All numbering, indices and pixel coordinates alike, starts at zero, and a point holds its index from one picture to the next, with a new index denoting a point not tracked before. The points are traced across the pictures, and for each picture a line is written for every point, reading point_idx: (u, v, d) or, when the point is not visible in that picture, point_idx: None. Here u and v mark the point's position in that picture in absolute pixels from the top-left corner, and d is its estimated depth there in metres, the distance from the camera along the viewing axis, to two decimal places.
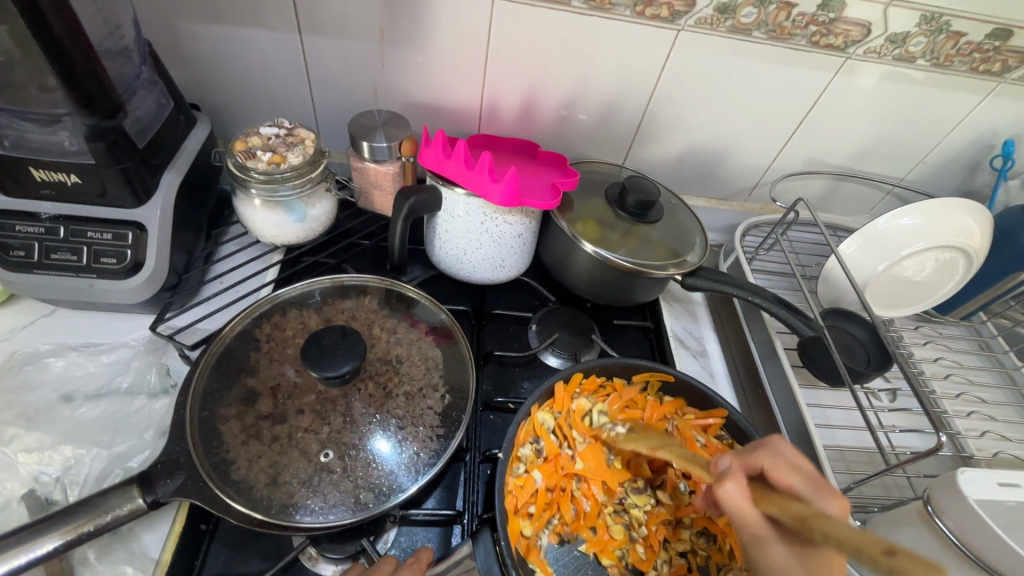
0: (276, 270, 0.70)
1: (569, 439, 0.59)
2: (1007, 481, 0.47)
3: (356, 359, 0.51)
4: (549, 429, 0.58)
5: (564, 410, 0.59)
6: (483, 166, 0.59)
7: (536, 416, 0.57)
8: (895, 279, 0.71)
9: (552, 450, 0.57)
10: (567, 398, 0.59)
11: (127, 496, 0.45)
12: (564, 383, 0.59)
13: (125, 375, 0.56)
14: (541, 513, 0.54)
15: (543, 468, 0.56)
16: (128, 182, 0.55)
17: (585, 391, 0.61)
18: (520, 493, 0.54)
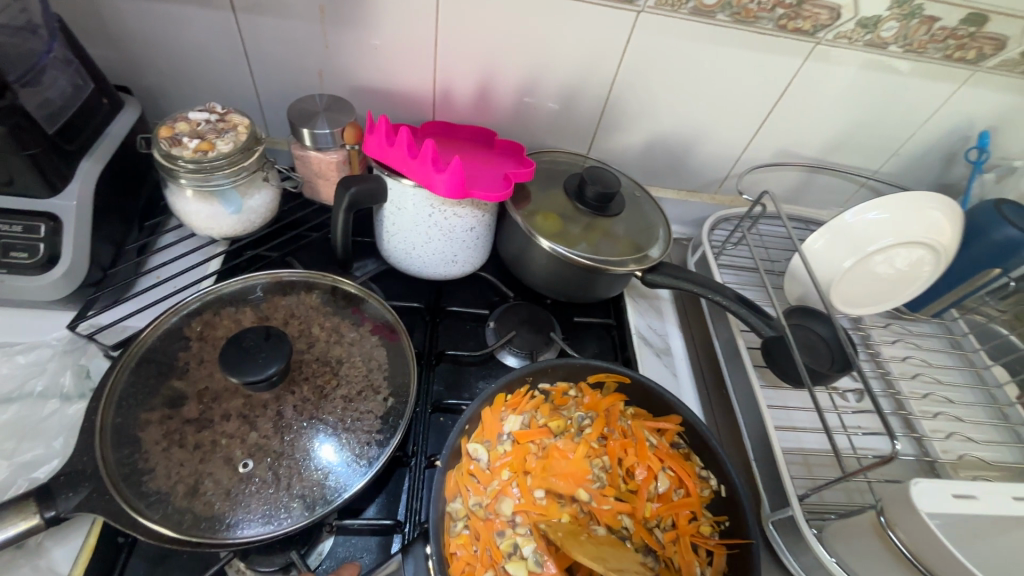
0: (217, 263, 0.66)
1: (504, 471, 0.54)
2: (961, 492, 0.44)
3: (281, 361, 0.47)
4: (480, 464, 0.54)
5: (494, 436, 0.56)
6: (426, 155, 0.55)
7: (463, 451, 0.52)
8: (867, 278, 0.67)
9: (484, 490, 0.53)
10: (495, 424, 0.56)
11: (23, 512, 0.42)
12: (491, 406, 0.55)
13: (38, 378, 0.52)
14: None
15: (485, 515, 0.51)
16: (38, 169, 0.51)
17: (513, 409, 0.58)
18: (468, 556, 0.49)
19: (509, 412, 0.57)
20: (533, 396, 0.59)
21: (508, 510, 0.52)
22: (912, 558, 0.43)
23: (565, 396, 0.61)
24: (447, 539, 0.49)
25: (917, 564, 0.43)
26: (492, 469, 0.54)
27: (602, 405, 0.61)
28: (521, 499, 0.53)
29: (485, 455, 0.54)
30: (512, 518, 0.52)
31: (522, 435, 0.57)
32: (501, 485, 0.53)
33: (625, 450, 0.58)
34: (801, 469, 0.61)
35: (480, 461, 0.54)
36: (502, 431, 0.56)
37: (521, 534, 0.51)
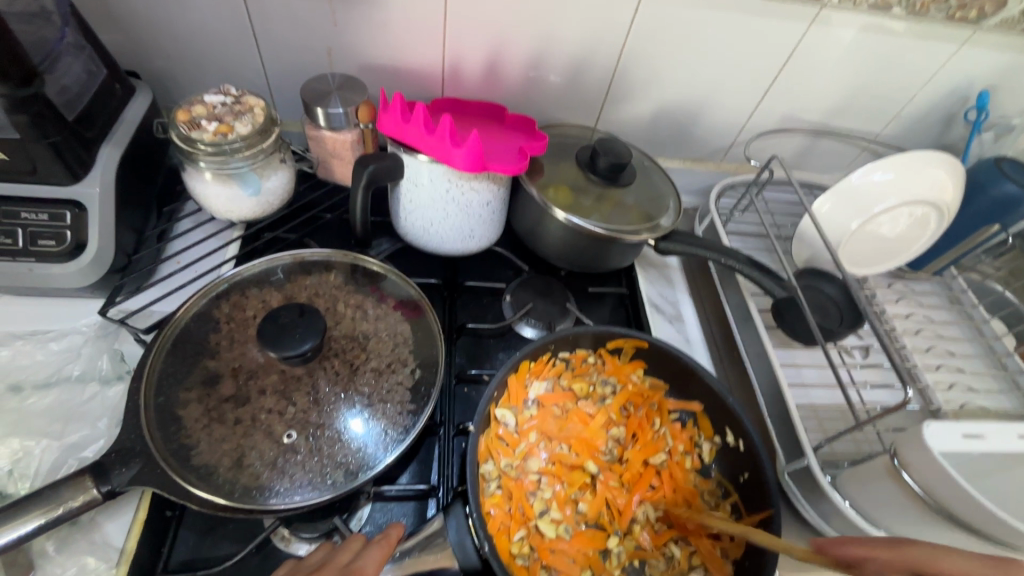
0: (236, 246, 0.66)
1: (531, 434, 0.56)
2: (971, 432, 0.47)
3: (316, 336, 0.48)
4: (509, 429, 0.55)
5: (520, 402, 0.57)
6: (444, 130, 0.56)
7: (492, 417, 0.54)
8: (872, 237, 0.69)
9: (514, 452, 0.55)
10: (520, 390, 0.57)
11: (79, 487, 0.43)
12: (516, 374, 0.56)
13: (75, 364, 0.53)
14: (530, 540, 0.50)
15: (516, 475, 0.53)
16: (60, 157, 0.51)
17: (536, 375, 0.59)
18: (502, 515, 0.50)
19: (533, 378, 0.59)
20: (555, 362, 0.61)
21: (536, 470, 0.55)
22: (925, 495, 0.46)
23: (585, 363, 0.62)
24: (482, 499, 0.50)
25: (930, 501, 0.46)
26: (520, 433, 0.56)
27: (621, 369, 0.63)
28: (548, 460, 0.56)
29: (513, 419, 0.55)
30: (541, 478, 0.54)
31: (546, 400, 0.59)
32: (529, 448, 0.55)
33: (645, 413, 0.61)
34: (812, 423, 0.64)
35: (508, 426, 0.55)
36: (527, 397, 0.58)
37: (550, 493, 0.54)
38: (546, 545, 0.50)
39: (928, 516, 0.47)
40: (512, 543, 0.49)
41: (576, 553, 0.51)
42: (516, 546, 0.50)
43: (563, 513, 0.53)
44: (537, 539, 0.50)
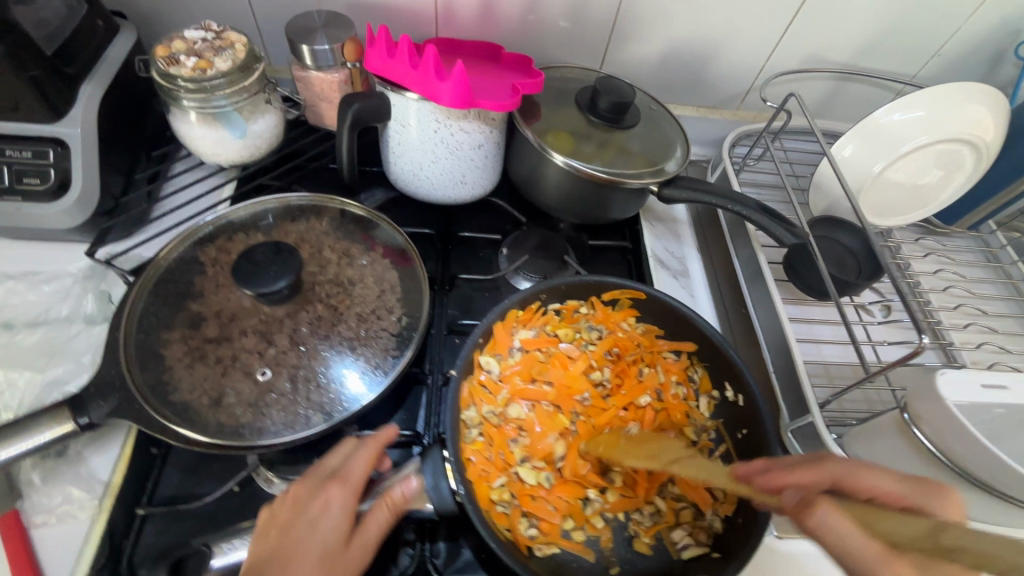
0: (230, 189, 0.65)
1: (517, 382, 0.54)
2: (991, 382, 0.43)
3: (291, 274, 0.46)
4: (492, 376, 0.54)
5: (506, 350, 0.55)
6: (428, 62, 0.52)
7: (475, 363, 0.52)
8: (899, 183, 0.63)
9: (496, 400, 0.53)
10: (506, 338, 0.55)
11: (58, 418, 0.43)
12: (503, 321, 0.55)
13: (63, 304, 0.54)
14: (511, 488, 0.49)
15: (498, 423, 0.52)
16: (40, 92, 0.50)
17: (524, 323, 0.57)
18: (483, 461, 0.49)
19: (520, 327, 0.57)
20: (543, 311, 0.59)
21: (519, 418, 0.53)
22: (940, 454, 0.43)
23: (576, 314, 0.60)
24: (463, 445, 0.49)
25: (945, 459, 0.43)
26: (504, 382, 0.54)
27: (613, 318, 0.60)
28: (533, 409, 0.54)
29: (496, 366, 0.54)
30: (525, 427, 0.53)
31: (533, 348, 0.57)
32: (513, 396, 0.54)
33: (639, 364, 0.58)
34: (821, 380, 0.60)
35: (492, 374, 0.54)
36: (514, 346, 0.56)
37: (533, 442, 0.52)
38: (525, 494, 0.49)
39: (945, 474, 0.44)
40: (492, 489, 0.48)
41: (558, 502, 0.49)
42: (496, 493, 0.49)
43: (545, 462, 0.51)
44: (517, 487, 0.49)
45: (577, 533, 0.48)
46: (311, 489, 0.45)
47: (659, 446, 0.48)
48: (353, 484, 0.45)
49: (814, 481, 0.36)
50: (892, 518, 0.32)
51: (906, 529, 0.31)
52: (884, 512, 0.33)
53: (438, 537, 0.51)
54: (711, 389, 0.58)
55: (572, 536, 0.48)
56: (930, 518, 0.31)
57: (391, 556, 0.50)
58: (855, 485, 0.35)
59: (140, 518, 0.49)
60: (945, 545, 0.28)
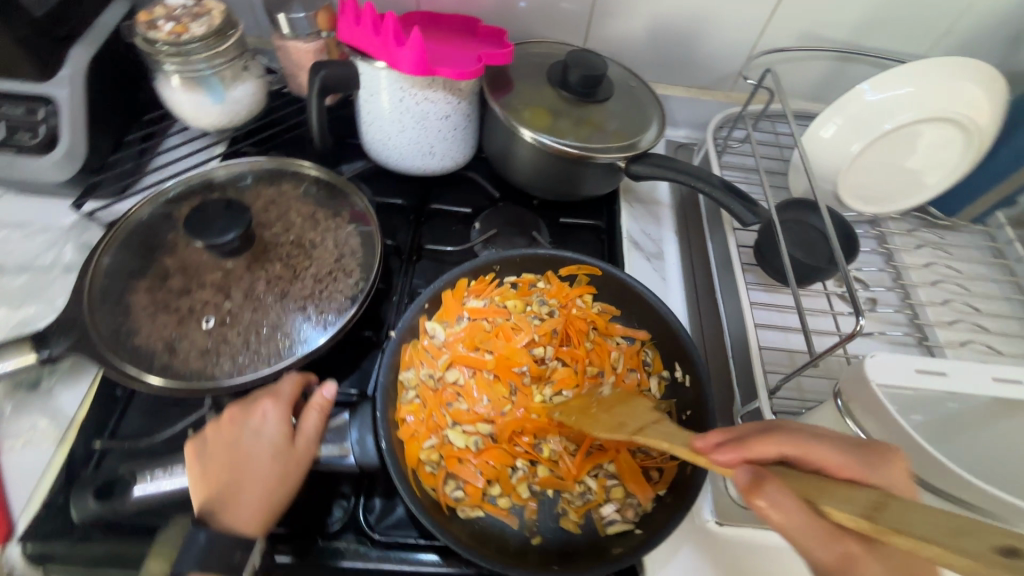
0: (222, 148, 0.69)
1: (462, 349, 0.55)
2: (925, 368, 0.41)
3: (239, 227, 0.49)
4: (436, 342, 0.55)
5: (454, 318, 0.56)
6: (388, 30, 0.53)
7: (420, 328, 0.53)
8: (882, 167, 0.60)
9: (438, 364, 0.54)
10: (455, 306, 0.56)
11: (22, 350, 0.47)
12: (452, 290, 0.55)
13: (48, 253, 0.58)
14: (441, 450, 0.50)
15: (437, 387, 0.53)
16: (30, 52, 0.54)
17: (476, 294, 0.58)
18: (417, 423, 0.50)
19: (472, 297, 0.57)
20: (497, 283, 0.59)
21: (459, 385, 0.54)
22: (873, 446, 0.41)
23: (532, 287, 0.60)
24: (398, 405, 0.50)
25: None
26: (449, 348, 0.55)
27: (569, 294, 0.59)
28: (475, 376, 0.54)
29: (441, 333, 0.55)
30: (464, 394, 0.53)
31: (483, 317, 0.57)
32: (456, 362, 0.54)
33: (592, 342, 0.58)
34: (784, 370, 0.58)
35: (436, 340, 0.55)
36: (464, 314, 0.57)
37: (470, 409, 0.52)
38: (454, 457, 0.49)
39: None
40: (421, 449, 0.49)
41: (485, 467, 0.49)
42: (426, 453, 0.49)
43: (478, 428, 0.51)
44: (447, 449, 0.50)
45: (502, 499, 0.49)
46: (244, 409, 0.47)
47: (630, 411, 0.46)
48: (285, 398, 0.47)
49: (769, 456, 0.34)
50: (841, 496, 0.30)
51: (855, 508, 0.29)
52: (832, 488, 0.31)
53: (375, 494, 0.52)
54: (663, 370, 0.57)
55: (497, 501, 0.49)
56: (873, 495, 0.30)
57: (326, 508, 0.51)
58: (810, 461, 0.34)
59: (100, 451, 0.51)
60: (891, 524, 0.26)
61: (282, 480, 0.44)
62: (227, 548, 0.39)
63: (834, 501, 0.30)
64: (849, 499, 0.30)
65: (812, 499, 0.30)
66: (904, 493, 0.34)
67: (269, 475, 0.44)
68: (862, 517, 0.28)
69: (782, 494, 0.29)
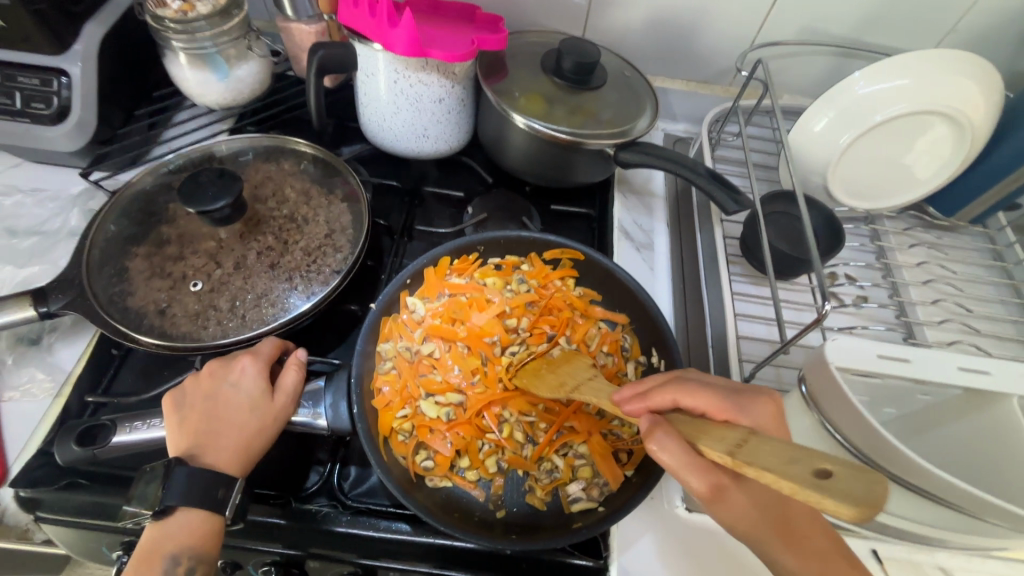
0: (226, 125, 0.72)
1: (442, 324, 0.56)
2: (890, 353, 0.41)
3: (229, 196, 0.51)
4: (416, 317, 0.56)
5: (435, 294, 0.57)
6: (382, 11, 0.55)
7: (399, 302, 0.55)
8: (874, 161, 0.60)
9: (417, 338, 0.55)
10: (437, 283, 0.57)
11: (22, 304, 0.50)
12: (434, 268, 0.57)
13: (56, 218, 0.61)
14: (414, 420, 0.51)
15: (415, 360, 0.54)
16: (45, 25, 0.57)
17: (458, 273, 0.59)
18: (392, 392, 0.51)
19: (454, 274, 0.58)
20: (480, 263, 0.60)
21: (435, 358, 0.55)
22: (844, 438, 0.40)
23: (516, 269, 0.61)
24: (374, 374, 0.51)
25: (848, 444, 0.40)
26: (429, 323, 0.56)
27: (551, 275, 0.60)
28: (453, 350, 0.55)
29: (422, 308, 0.56)
30: (440, 368, 0.54)
31: (464, 295, 0.58)
32: (437, 336, 0.55)
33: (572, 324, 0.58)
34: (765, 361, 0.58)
35: (416, 315, 0.56)
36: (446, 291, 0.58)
37: (444, 381, 0.53)
38: (426, 427, 0.50)
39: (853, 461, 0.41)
40: (394, 418, 0.50)
41: (455, 438, 0.50)
42: (399, 423, 0.51)
43: (450, 400, 0.52)
44: (419, 419, 0.51)
45: (470, 472, 0.50)
46: (223, 366, 0.48)
47: (570, 366, 0.51)
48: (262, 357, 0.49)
49: (664, 404, 0.41)
50: (715, 433, 0.36)
51: (723, 442, 0.35)
52: (711, 427, 0.37)
53: (350, 463, 0.54)
54: (641, 355, 0.57)
55: (465, 473, 0.50)
56: (743, 432, 0.35)
57: (303, 472, 0.53)
58: (694, 404, 0.40)
59: (92, 406, 0.53)
60: (746, 457, 0.32)
61: (260, 430, 0.46)
62: (210, 485, 0.42)
63: (710, 438, 0.36)
64: (723, 434, 0.35)
65: (695, 440, 0.36)
66: (770, 426, 0.40)
67: (246, 425, 0.46)
68: (725, 451, 0.33)
69: (669, 441, 0.36)
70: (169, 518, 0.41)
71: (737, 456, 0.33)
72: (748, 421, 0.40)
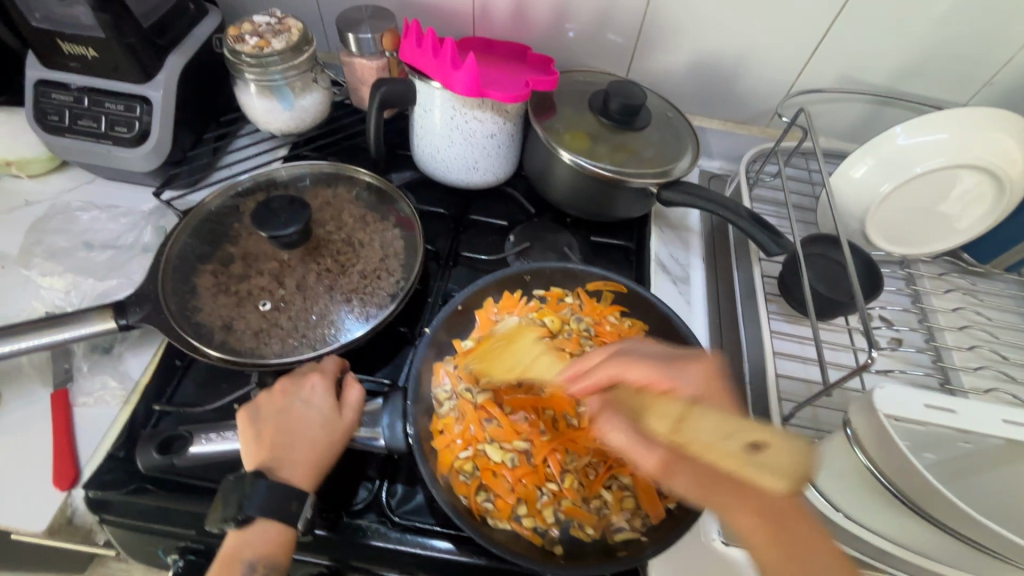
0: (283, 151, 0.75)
1: None
2: (935, 404, 0.42)
3: (299, 223, 0.54)
4: (473, 356, 0.59)
5: (489, 334, 0.61)
6: (446, 54, 0.58)
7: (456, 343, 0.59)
8: (911, 209, 0.61)
9: (475, 377, 0.58)
10: (489, 323, 0.61)
11: (103, 316, 0.53)
12: (480, 308, 0.61)
13: (130, 233, 0.65)
14: (474, 460, 0.53)
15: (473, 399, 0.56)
16: (135, 56, 0.61)
17: (507, 310, 0.62)
18: (453, 433, 0.53)
19: (504, 313, 0.61)
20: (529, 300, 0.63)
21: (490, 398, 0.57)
22: (884, 479, 0.42)
23: (561, 302, 0.64)
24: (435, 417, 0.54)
25: (887, 484, 0.42)
26: None
27: (599, 308, 0.63)
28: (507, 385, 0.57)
29: (477, 347, 0.59)
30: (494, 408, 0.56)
31: None
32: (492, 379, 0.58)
33: None
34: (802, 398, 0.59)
35: (472, 354, 0.59)
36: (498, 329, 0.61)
37: (500, 421, 0.54)
38: (485, 470, 0.52)
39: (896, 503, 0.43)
40: (456, 458, 0.52)
41: (515, 481, 0.51)
42: (460, 463, 0.52)
43: (511, 442, 0.53)
44: (480, 461, 0.52)
45: (528, 519, 0.50)
46: (295, 384, 0.51)
47: (512, 346, 0.56)
48: (330, 377, 0.52)
49: (606, 381, 0.44)
50: (657, 410, 0.40)
51: (701, 426, 0.35)
52: (654, 402, 0.40)
53: (397, 480, 0.56)
54: None
55: (523, 520, 0.50)
56: (679, 407, 0.38)
57: (353, 487, 0.55)
58: (598, 375, 0.45)
59: (157, 414, 0.56)
60: (690, 434, 0.36)
61: (329, 447, 0.49)
62: (286, 498, 0.45)
63: (654, 415, 0.40)
64: (672, 406, 0.39)
65: (679, 427, 0.37)
66: (705, 385, 0.42)
67: (316, 442, 0.48)
68: (669, 429, 0.37)
69: (618, 430, 0.41)
70: (250, 526, 0.44)
71: (681, 437, 0.36)
72: (678, 381, 0.42)
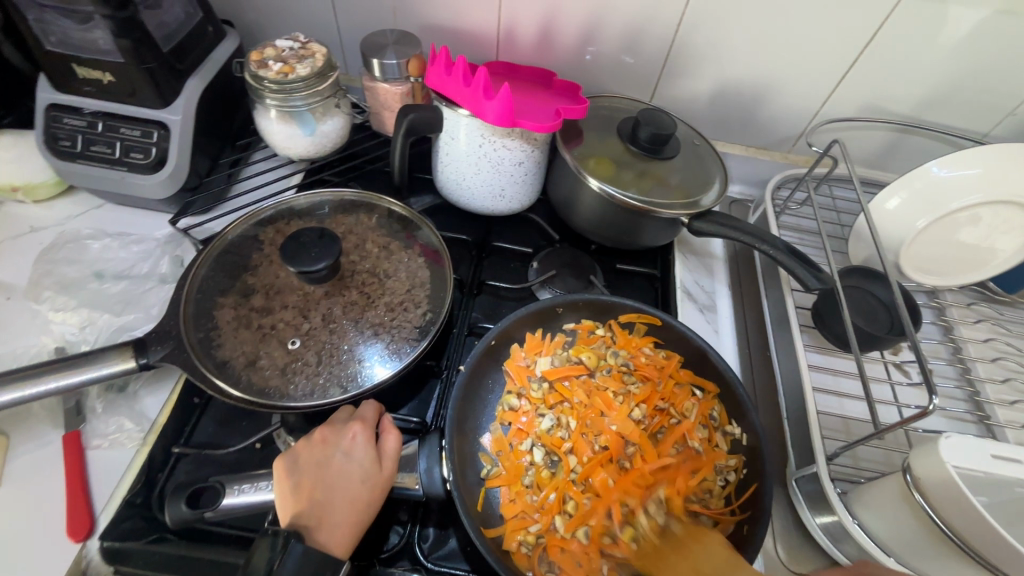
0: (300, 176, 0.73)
1: (534, 408, 0.58)
2: (1001, 454, 0.43)
3: (330, 258, 0.52)
4: (510, 405, 0.58)
5: (524, 380, 0.59)
6: (478, 82, 0.57)
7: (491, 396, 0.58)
8: (945, 240, 0.62)
9: (518, 426, 0.57)
10: (523, 370, 0.59)
11: (122, 356, 0.51)
12: (509, 358, 0.60)
13: (144, 263, 0.63)
14: (535, 529, 0.51)
15: (521, 459, 0.55)
16: (154, 82, 0.59)
17: (537, 353, 0.61)
18: (509, 501, 0.52)
19: (533, 357, 0.60)
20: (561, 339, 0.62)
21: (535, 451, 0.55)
22: (951, 533, 0.41)
23: (593, 335, 0.63)
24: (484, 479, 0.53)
25: (956, 539, 0.41)
26: (524, 411, 0.58)
27: (634, 341, 0.62)
28: (550, 432, 0.56)
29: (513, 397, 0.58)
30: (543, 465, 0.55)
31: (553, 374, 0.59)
32: (530, 422, 0.57)
33: (662, 398, 0.59)
34: (839, 434, 0.58)
35: (511, 403, 0.58)
36: (532, 373, 0.60)
37: (551, 478, 0.54)
38: (547, 537, 0.51)
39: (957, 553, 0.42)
40: (520, 529, 0.51)
41: (578, 543, 0.50)
42: (523, 534, 0.51)
43: (563, 498, 0.52)
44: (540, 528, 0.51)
45: None
46: (335, 433, 0.51)
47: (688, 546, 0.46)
48: (371, 426, 0.52)
49: None
50: None
51: None
52: None
53: (429, 523, 0.53)
54: (729, 424, 0.57)
55: None
56: None
57: (383, 532, 0.53)
58: None
59: (176, 456, 0.54)
60: None
61: (369, 501, 0.47)
62: (319, 565, 0.42)
63: None
64: None
65: None
66: None
67: (355, 496, 0.47)
68: None
69: None
70: None
71: None
72: None
